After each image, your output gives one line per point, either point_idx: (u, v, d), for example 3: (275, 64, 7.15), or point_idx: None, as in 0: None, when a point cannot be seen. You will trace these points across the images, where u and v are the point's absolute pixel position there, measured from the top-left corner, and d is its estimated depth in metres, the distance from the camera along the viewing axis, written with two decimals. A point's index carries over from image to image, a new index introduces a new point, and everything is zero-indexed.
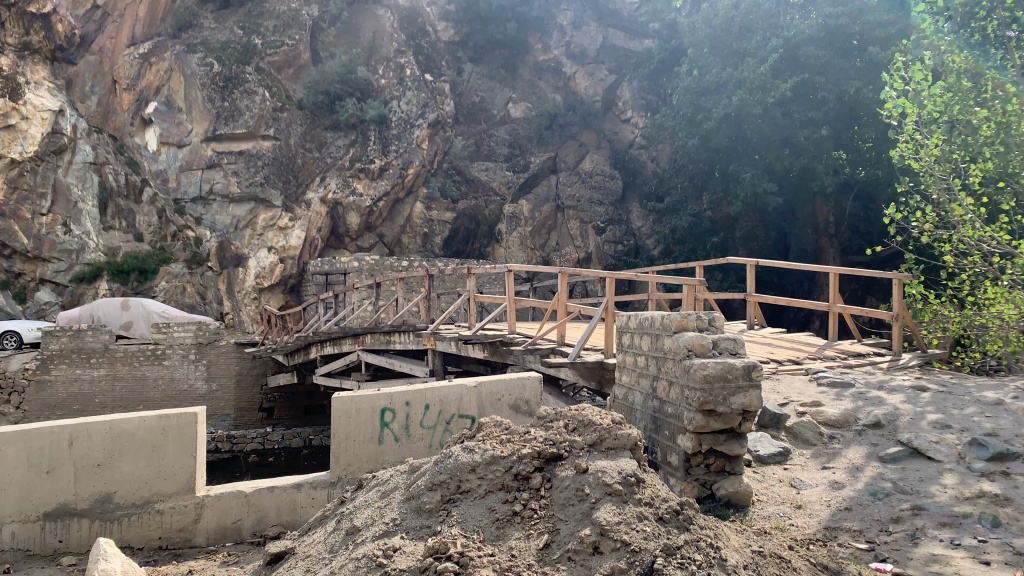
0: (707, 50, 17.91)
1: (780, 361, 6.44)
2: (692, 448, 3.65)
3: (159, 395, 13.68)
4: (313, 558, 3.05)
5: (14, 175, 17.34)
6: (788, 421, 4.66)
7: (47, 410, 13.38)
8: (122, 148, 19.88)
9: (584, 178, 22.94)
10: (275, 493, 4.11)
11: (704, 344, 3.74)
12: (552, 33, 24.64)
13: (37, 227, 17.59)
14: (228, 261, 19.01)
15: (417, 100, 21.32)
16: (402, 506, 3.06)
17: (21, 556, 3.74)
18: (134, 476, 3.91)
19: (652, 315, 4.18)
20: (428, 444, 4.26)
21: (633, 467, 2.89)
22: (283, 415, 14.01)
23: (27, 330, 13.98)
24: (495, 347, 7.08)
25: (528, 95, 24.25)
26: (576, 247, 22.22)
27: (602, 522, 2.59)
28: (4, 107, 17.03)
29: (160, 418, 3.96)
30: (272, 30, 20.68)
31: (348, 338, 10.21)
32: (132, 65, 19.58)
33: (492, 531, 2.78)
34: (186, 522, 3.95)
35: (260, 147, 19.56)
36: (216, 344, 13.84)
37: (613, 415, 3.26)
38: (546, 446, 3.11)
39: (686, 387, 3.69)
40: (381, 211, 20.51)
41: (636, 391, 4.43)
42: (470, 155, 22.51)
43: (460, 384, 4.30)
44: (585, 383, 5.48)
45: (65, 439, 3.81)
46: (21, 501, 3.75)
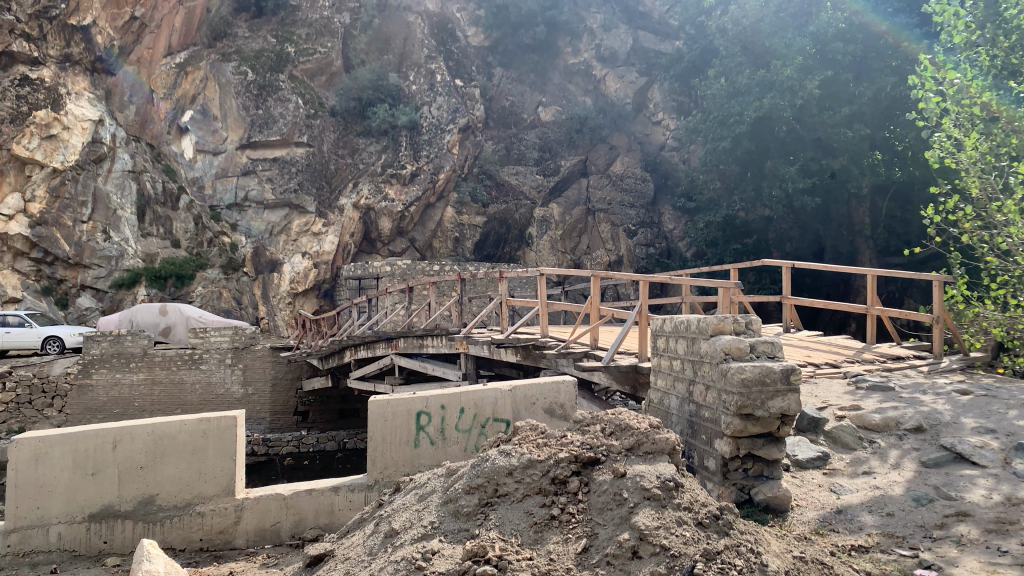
0: (737, 50, 17.78)
1: (818, 365, 6.33)
2: (729, 453, 3.63)
3: (197, 399, 13.86)
4: (352, 560, 3.07)
5: (56, 184, 17.60)
6: (827, 425, 4.60)
7: (88, 413, 13.61)
8: (158, 157, 20.11)
9: (614, 181, 22.80)
10: (313, 496, 4.16)
11: (741, 347, 3.72)
12: (582, 36, 24.71)
13: (78, 234, 17.75)
14: (263, 267, 19.37)
15: (448, 105, 21.42)
16: (440, 509, 3.08)
17: (68, 556, 3.84)
18: (176, 479, 3.97)
19: (688, 318, 4.16)
20: (464, 447, 4.27)
21: (672, 472, 2.87)
22: (317, 418, 14.12)
23: (69, 335, 14.25)
24: (528, 351, 7.04)
25: (558, 99, 24.29)
26: (608, 250, 21.97)
27: (641, 526, 2.57)
28: (46, 118, 17.25)
29: (201, 421, 4.01)
30: (304, 38, 21.16)
31: (382, 343, 10.28)
32: (168, 75, 20.42)
33: (530, 535, 2.79)
34: (227, 523, 4.01)
35: (294, 154, 20.05)
36: (252, 348, 14.02)
37: (650, 419, 3.26)
38: (583, 450, 3.10)
39: (723, 391, 3.67)
40: (413, 216, 20.65)
41: (671, 395, 4.41)
42: (500, 159, 22.62)
43: (494, 388, 4.31)
44: (619, 387, 5.46)
45: (109, 442, 3.89)
46: (67, 503, 3.84)
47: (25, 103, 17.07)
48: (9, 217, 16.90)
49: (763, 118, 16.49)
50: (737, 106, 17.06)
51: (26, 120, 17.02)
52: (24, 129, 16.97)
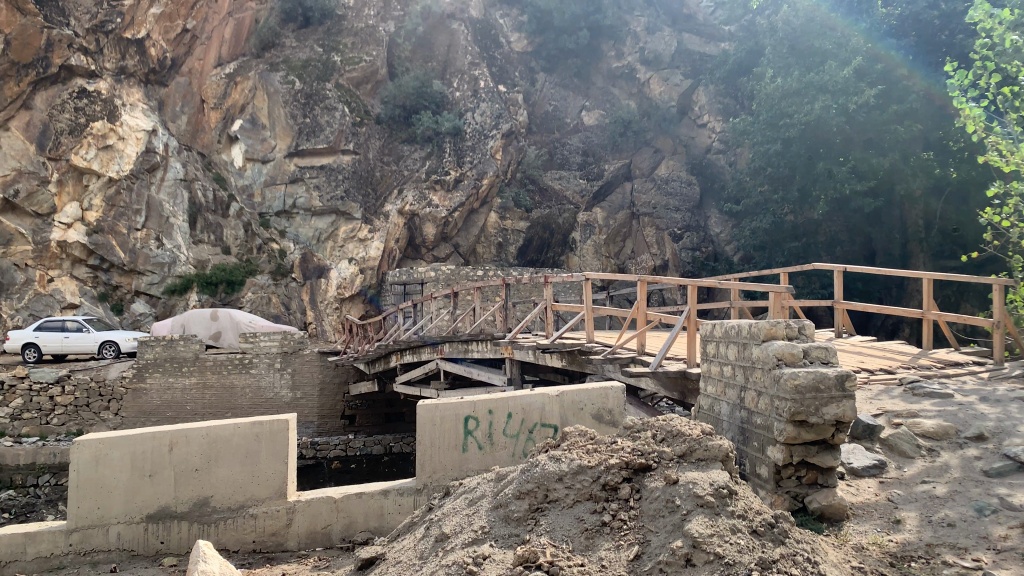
0: (785, 50, 17.51)
1: (872, 370, 6.19)
2: (783, 460, 3.56)
3: (247, 403, 14.07)
4: (403, 564, 3.09)
5: (111, 193, 18.12)
6: (882, 433, 4.50)
7: (142, 416, 13.91)
8: (209, 165, 20.43)
9: (659, 185, 22.81)
10: (363, 499, 4.20)
11: (794, 352, 3.66)
12: (625, 40, 24.79)
13: (133, 241, 18.20)
14: (311, 272, 19.56)
15: (491, 111, 21.61)
16: (491, 514, 3.10)
17: (126, 556, 3.94)
18: (230, 481, 4.05)
19: (738, 323, 4.10)
20: (511, 452, 4.26)
21: (725, 479, 2.83)
22: (363, 422, 14.36)
23: (124, 339, 14.61)
24: (573, 356, 7.02)
25: (601, 103, 24.35)
26: (652, 255, 21.79)
27: (694, 534, 2.54)
28: (102, 129, 17.90)
29: (253, 424, 4.09)
30: (350, 47, 21.71)
31: (427, 347, 10.32)
32: (218, 85, 20.58)
33: (580, 541, 2.78)
34: (279, 525, 4.07)
35: (341, 161, 20.32)
36: (300, 352, 14.21)
37: (702, 425, 3.21)
38: (634, 457, 3.08)
39: (776, 398, 3.62)
40: (457, 222, 20.68)
41: (722, 401, 4.35)
42: (543, 164, 22.57)
43: (542, 393, 4.29)
44: (667, 393, 5.40)
45: (165, 445, 3.99)
46: (125, 503, 3.96)
47: (83, 116, 17.71)
48: (67, 225, 17.46)
49: (814, 124, 16.21)
50: (789, 106, 16.79)
51: (84, 131, 17.66)
52: (82, 140, 17.61)
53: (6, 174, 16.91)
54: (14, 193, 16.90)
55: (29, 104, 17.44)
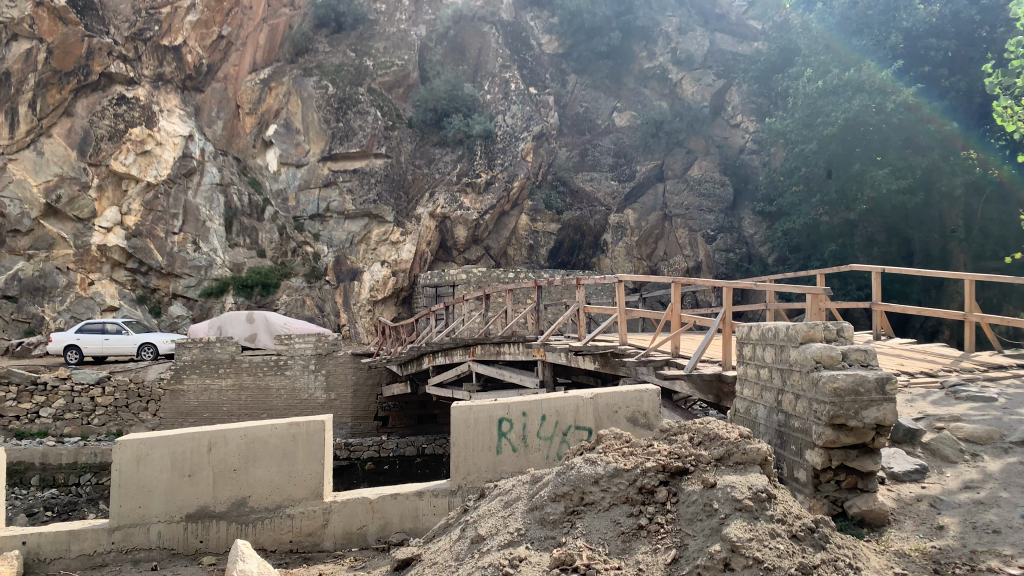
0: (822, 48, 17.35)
1: (913, 374, 6.08)
2: (821, 464, 3.53)
3: (282, 404, 14.22)
4: (440, 564, 3.10)
5: (150, 198, 18.50)
6: (924, 437, 4.43)
7: (179, 417, 14.01)
8: (246, 170, 20.87)
9: (692, 186, 22.61)
10: (398, 500, 4.22)
11: (833, 355, 3.61)
12: (657, 40, 24.69)
13: (170, 245, 18.53)
14: (345, 275, 19.66)
15: (522, 113, 21.57)
16: (526, 516, 3.10)
17: (167, 555, 4.02)
18: (267, 481, 4.10)
19: (775, 325, 4.06)
20: (545, 455, 4.25)
21: (764, 482, 2.80)
22: (397, 424, 14.43)
23: (162, 341, 14.92)
24: (606, 358, 6.97)
25: (633, 104, 24.22)
26: (685, 256, 21.60)
27: (733, 538, 2.51)
28: (141, 135, 18.30)
29: (291, 425, 4.13)
30: (382, 51, 21.84)
31: (459, 349, 10.35)
32: (253, 90, 20.88)
33: (617, 544, 2.77)
34: (315, 526, 4.11)
35: (373, 165, 20.39)
36: (334, 354, 14.34)
37: (741, 429, 3.18)
38: (670, 460, 3.07)
39: (814, 401, 3.58)
40: (488, 224, 20.64)
41: (758, 405, 4.30)
42: (574, 166, 22.61)
43: (576, 395, 4.27)
44: (702, 396, 5.33)
45: (204, 445, 4.05)
46: (166, 502, 4.03)
47: (122, 122, 18.14)
48: (107, 229, 17.96)
49: (853, 121, 15.87)
50: (826, 105, 16.51)
51: (123, 137, 18.09)
52: (121, 146, 18.04)
53: (48, 180, 17.51)
54: (56, 198, 17.50)
55: (70, 111, 17.91)
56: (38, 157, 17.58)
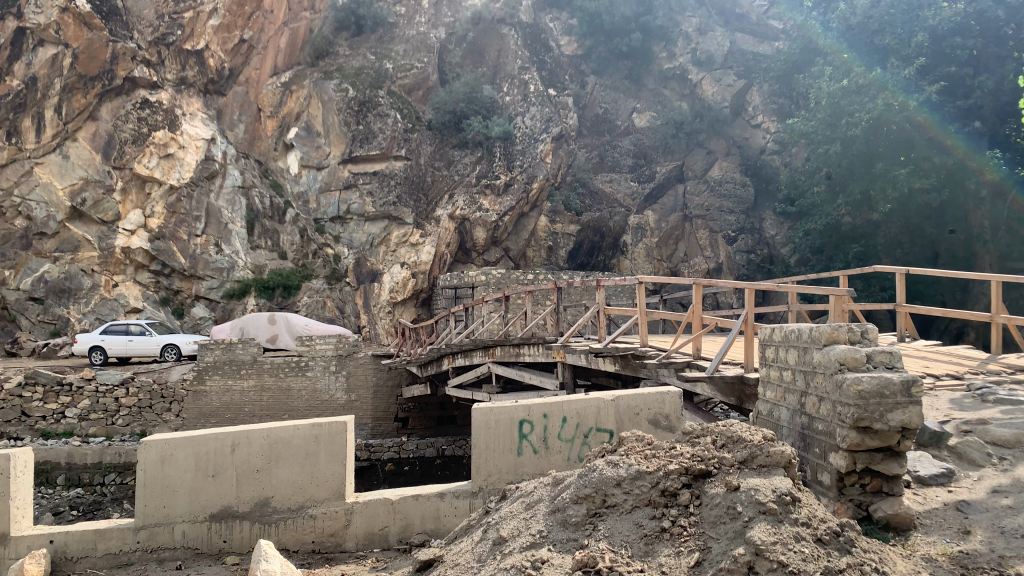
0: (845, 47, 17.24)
1: (939, 376, 6.00)
2: (846, 467, 3.50)
3: (304, 405, 14.30)
4: (462, 566, 3.11)
5: (172, 201, 18.70)
6: (951, 441, 4.38)
7: (202, 418, 14.08)
8: (266, 172, 20.94)
9: (713, 187, 22.44)
10: (420, 501, 4.23)
11: (857, 357, 3.57)
12: (677, 41, 24.63)
13: (192, 247, 18.70)
14: (365, 277, 19.71)
15: (541, 115, 21.60)
16: (548, 519, 3.10)
17: (191, 554, 4.05)
18: (290, 482, 4.13)
19: (799, 327, 4.03)
20: (567, 457, 4.25)
21: (788, 485, 2.78)
22: (416, 425, 14.47)
23: (185, 342, 14.95)
24: (626, 360, 6.93)
25: (653, 105, 24.13)
26: (705, 257, 21.53)
27: (757, 541, 2.49)
28: (164, 138, 18.53)
29: (313, 426, 4.16)
30: (402, 54, 21.98)
31: (479, 351, 10.36)
32: (275, 93, 21.11)
33: (640, 547, 2.77)
34: (337, 527, 4.13)
35: (393, 167, 20.45)
36: (355, 356, 14.41)
37: (764, 431, 3.16)
38: (693, 463, 3.05)
39: (839, 404, 3.55)
40: (507, 226, 20.63)
41: (781, 407, 4.26)
42: (593, 167, 22.63)
43: (597, 398, 4.26)
44: (724, 398, 5.28)
45: (227, 446, 4.09)
46: (190, 502, 4.07)
47: (145, 125, 18.40)
48: (131, 232, 18.17)
49: (877, 120, 15.74)
50: (850, 104, 16.34)
51: (147, 140, 18.34)
52: (145, 149, 18.30)
53: (74, 184, 17.80)
54: (81, 201, 17.74)
55: (95, 115, 18.17)
56: (63, 161, 17.87)
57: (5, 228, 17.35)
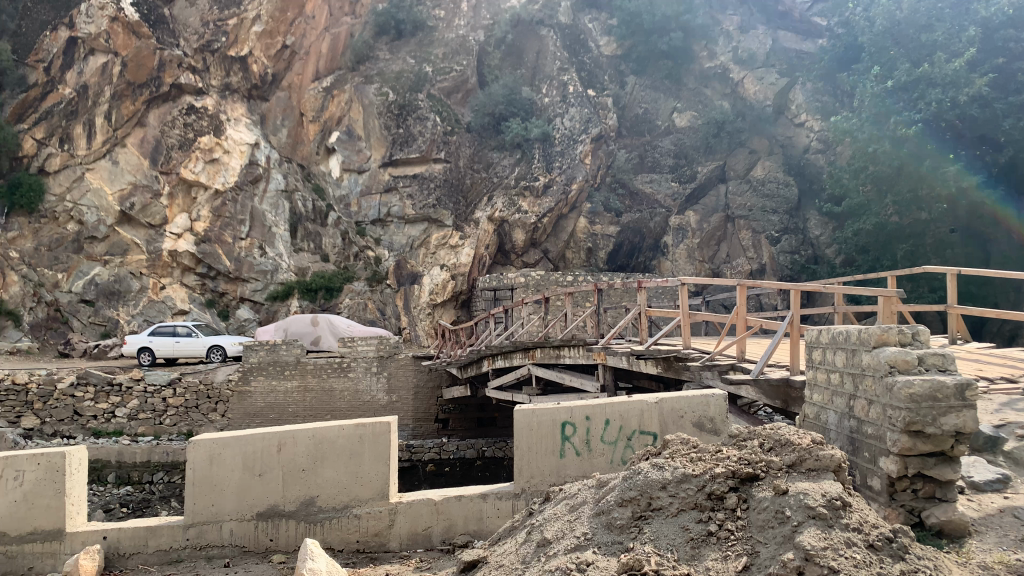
0: (889, 43, 17.14)
1: (993, 380, 5.83)
2: (897, 472, 3.43)
3: (346, 405, 14.45)
4: (506, 567, 3.11)
5: (218, 205, 19.01)
6: (1006, 445, 4.29)
7: (247, 418, 14.29)
8: (309, 176, 21.27)
9: (755, 186, 22.10)
10: (463, 502, 4.25)
11: (908, 359, 3.50)
12: (718, 39, 24.47)
13: (237, 250, 18.99)
14: (405, 279, 19.79)
15: (580, 116, 21.45)
16: (593, 521, 3.09)
17: (239, 552, 4.12)
18: (335, 482, 4.17)
19: (846, 329, 3.96)
20: (610, 459, 4.22)
21: (838, 490, 2.74)
22: (457, 426, 14.45)
23: (230, 344, 15.18)
24: (669, 362, 6.85)
25: (694, 104, 23.85)
26: (749, 258, 21.24)
27: (807, 546, 2.47)
28: (209, 143, 18.94)
29: (357, 426, 4.20)
30: (442, 57, 22.29)
31: (519, 353, 10.38)
32: (317, 98, 21.43)
33: (686, 550, 2.74)
34: (381, 527, 4.17)
35: (433, 170, 20.64)
36: (396, 356, 14.54)
37: (813, 434, 3.12)
38: (740, 466, 3.02)
39: (889, 407, 3.49)
40: (546, 227, 20.62)
41: (829, 410, 4.19)
42: (633, 168, 22.59)
43: (640, 400, 4.22)
44: (769, 401, 5.20)
45: (274, 445, 4.15)
46: (238, 501, 4.14)
47: (191, 131, 18.84)
48: (178, 236, 18.48)
49: (931, 120, 15.68)
50: (896, 103, 16.27)
51: (192, 146, 18.77)
52: (190, 155, 18.70)
53: (123, 188, 18.21)
54: (129, 205, 18.17)
55: (143, 121, 18.68)
56: (113, 166, 18.33)
57: (57, 233, 17.77)
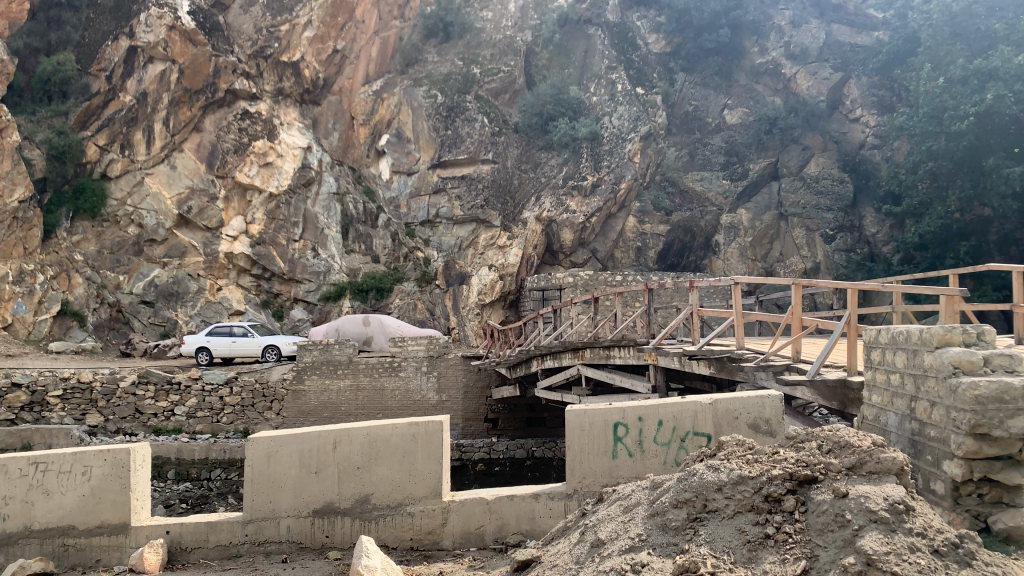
0: (946, 36, 16.81)
1: None
2: (961, 476, 3.34)
3: (397, 404, 14.55)
4: (560, 567, 3.12)
5: (272, 208, 19.41)
6: None
7: (301, 417, 14.53)
8: (360, 178, 21.58)
9: (809, 183, 21.46)
10: (516, 501, 4.28)
11: (973, 360, 3.41)
12: (770, 35, 24.15)
13: (291, 251, 19.35)
14: (454, 279, 19.91)
15: (629, 114, 21.35)
16: (648, 522, 3.08)
17: (296, 548, 4.21)
18: (388, 479, 4.23)
19: (908, 328, 3.86)
20: (663, 460, 4.19)
21: (901, 493, 2.68)
22: (506, 426, 14.57)
23: (284, 343, 15.47)
24: (722, 363, 6.74)
25: (746, 100, 23.50)
26: (803, 257, 20.75)
27: (869, 550, 2.43)
28: (263, 147, 19.38)
29: (410, 425, 4.24)
30: (489, 59, 22.47)
31: (569, 353, 10.35)
32: (367, 101, 21.75)
33: (743, 553, 2.72)
34: (435, 524, 4.22)
35: (481, 170, 20.77)
36: (445, 356, 14.64)
37: (874, 437, 3.05)
38: (798, 468, 2.97)
39: (953, 408, 3.40)
40: (595, 226, 20.52)
41: (889, 411, 4.10)
42: (683, 166, 22.34)
43: (693, 402, 4.18)
44: (825, 403, 5.09)
45: (329, 443, 4.22)
46: (295, 498, 4.23)
47: (246, 135, 19.31)
48: (234, 238, 18.91)
49: (993, 114, 15.22)
50: (951, 99, 15.91)
51: (247, 150, 19.23)
52: (246, 159, 19.16)
53: (181, 192, 18.73)
54: (187, 209, 18.68)
55: (199, 127, 19.19)
56: (171, 171, 18.85)
57: (118, 236, 18.35)
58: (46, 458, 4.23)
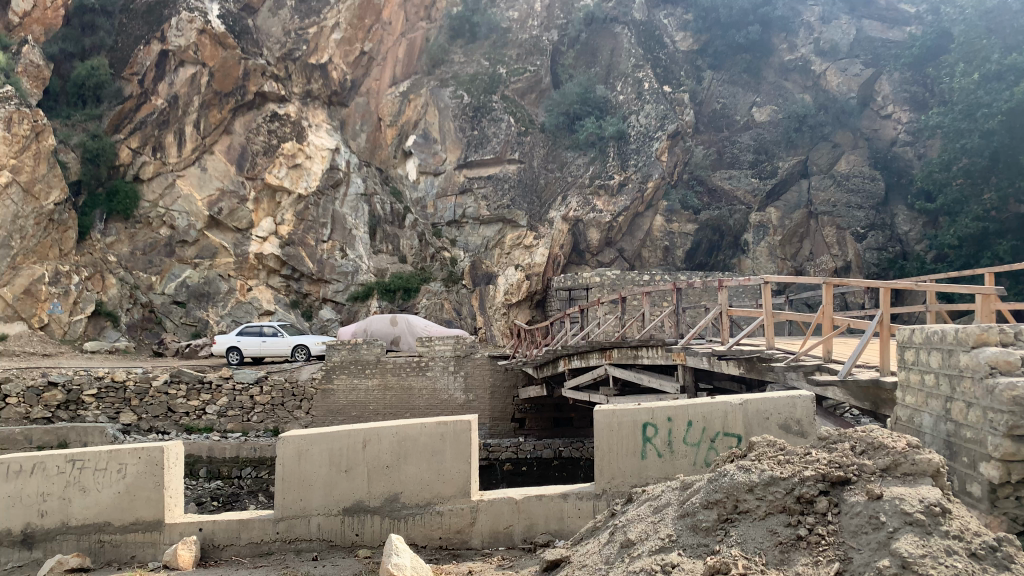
0: (979, 30, 16.53)
1: None
2: (999, 478, 3.28)
3: (425, 404, 14.60)
4: (589, 566, 3.12)
5: (301, 209, 19.62)
6: None
7: (330, 416, 14.62)
8: (387, 179, 21.72)
9: (840, 181, 21.12)
10: (544, 501, 4.28)
11: (1011, 361, 3.33)
12: (799, 31, 23.87)
13: (319, 252, 19.54)
14: (481, 279, 19.99)
15: (656, 112, 21.24)
16: (678, 523, 3.06)
17: (326, 546, 4.25)
18: (417, 478, 4.25)
19: (942, 328, 3.79)
20: (692, 461, 4.16)
21: (936, 495, 2.64)
22: (533, 426, 14.59)
23: (314, 343, 15.60)
24: (751, 363, 6.68)
25: (774, 98, 23.20)
26: (832, 255, 20.63)
27: (904, 553, 2.40)
28: (292, 149, 19.59)
29: (439, 425, 4.26)
30: (515, 58, 22.43)
31: (596, 353, 10.32)
32: (394, 102, 21.95)
33: (775, 555, 2.70)
34: (463, 523, 4.23)
35: (507, 170, 20.82)
36: (473, 356, 14.68)
37: (908, 438, 3.02)
38: (831, 469, 2.94)
39: (991, 409, 3.34)
40: (621, 226, 20.48)
41: (923, 412, 4.04)
42: (711, 164, 22.15)
43: (724, 402, 4.14)
44: (857, 403, 5.03)
45: (359, 442, 4.26)
46: (325, 496, 4.27)
47: (275, 137, 19.53)
48: (264, 239, 19.14)
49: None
50: (985, 94, 15.67)
51: (276, 151, 19.44)
52: (275, 160, 19.37)
53: (212, 194, 19.00)
54: (218, 210, 18.94)
55: (229, 129, 19.44)
56: (202, 172, 19.11)
57: (151, 238, 18.63)
58: (82, 456, 4.32)
